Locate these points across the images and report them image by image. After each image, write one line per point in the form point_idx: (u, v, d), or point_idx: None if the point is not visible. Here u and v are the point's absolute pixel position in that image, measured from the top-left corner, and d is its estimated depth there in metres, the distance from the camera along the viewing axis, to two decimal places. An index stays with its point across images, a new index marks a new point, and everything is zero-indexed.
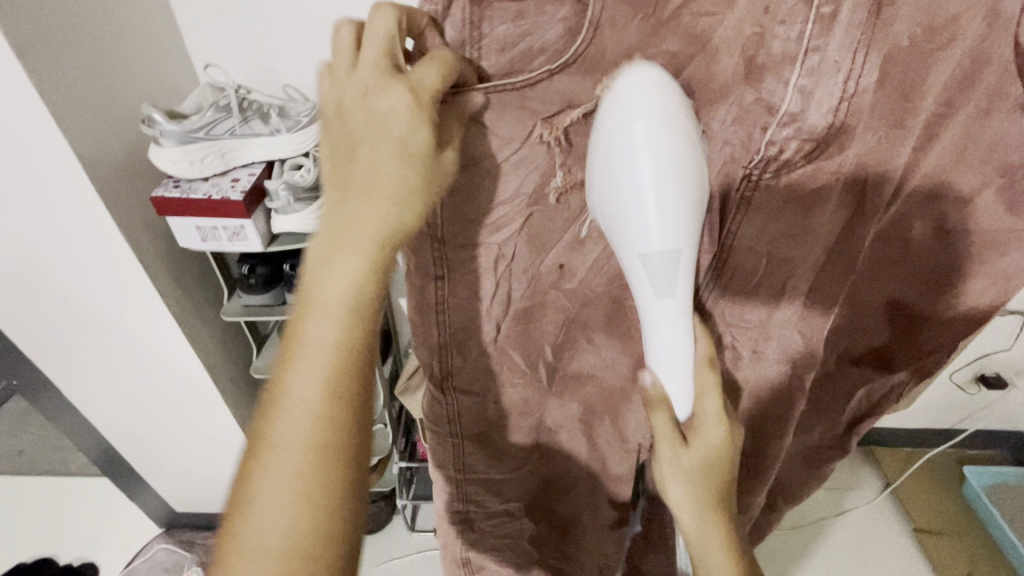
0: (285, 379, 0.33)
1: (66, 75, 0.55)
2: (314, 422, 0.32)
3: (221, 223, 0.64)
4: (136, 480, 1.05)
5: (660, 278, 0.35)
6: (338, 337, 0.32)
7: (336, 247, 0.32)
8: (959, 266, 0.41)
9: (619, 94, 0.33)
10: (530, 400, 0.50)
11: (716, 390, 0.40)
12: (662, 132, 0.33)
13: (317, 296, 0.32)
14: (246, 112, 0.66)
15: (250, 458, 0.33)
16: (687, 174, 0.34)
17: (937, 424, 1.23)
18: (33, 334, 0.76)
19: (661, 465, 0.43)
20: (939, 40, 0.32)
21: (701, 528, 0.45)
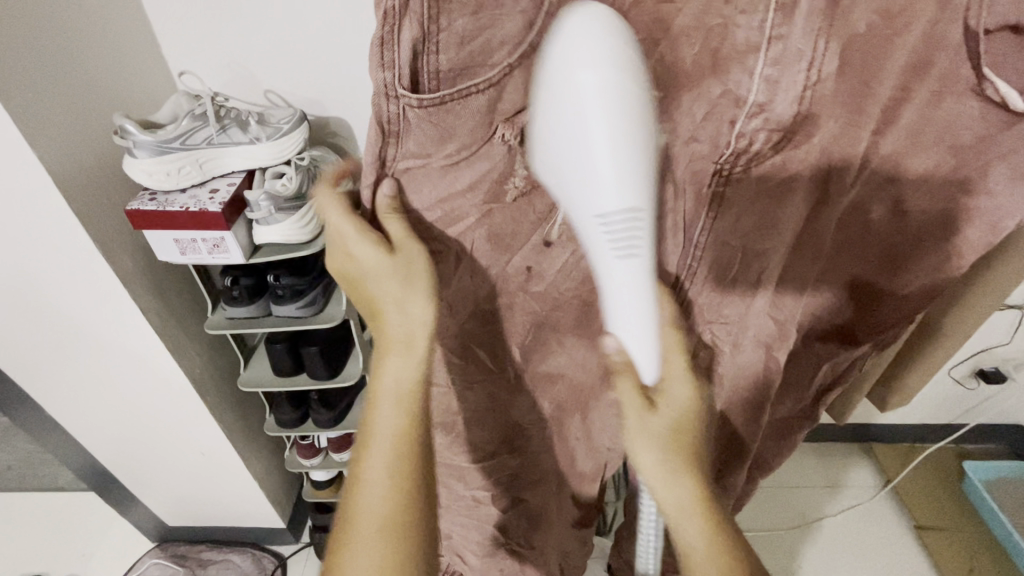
0: (363, 465, 0.41)
1: (35, 87, 0.54)
2: (389, 494, 0.40)
3: (200, 235, 0.63)
4: (126, 495, 1.03)
5: (619, 238, 0.34)
6: (398, 423, 0.41)
7: (383, 353, 0.42)
8: (915, 243, 0.43)
9: (569, 36, 0.31)
10: (497, 395, 0.53)
11: (682, 353, 0.42)
12: (616, 74, 0.30)
13: (377, 394, 0.42)
14: (223, 120, 0.64)
15: (340, 537, 0.40)
16: (642, 124, 0.32)
17: (936, 420, 1.22)
18: (14, 351, 0.75)
19: (632, 434, 0.43)
20: (896, 26, 0.33)
21: (682, 501, 0.43)
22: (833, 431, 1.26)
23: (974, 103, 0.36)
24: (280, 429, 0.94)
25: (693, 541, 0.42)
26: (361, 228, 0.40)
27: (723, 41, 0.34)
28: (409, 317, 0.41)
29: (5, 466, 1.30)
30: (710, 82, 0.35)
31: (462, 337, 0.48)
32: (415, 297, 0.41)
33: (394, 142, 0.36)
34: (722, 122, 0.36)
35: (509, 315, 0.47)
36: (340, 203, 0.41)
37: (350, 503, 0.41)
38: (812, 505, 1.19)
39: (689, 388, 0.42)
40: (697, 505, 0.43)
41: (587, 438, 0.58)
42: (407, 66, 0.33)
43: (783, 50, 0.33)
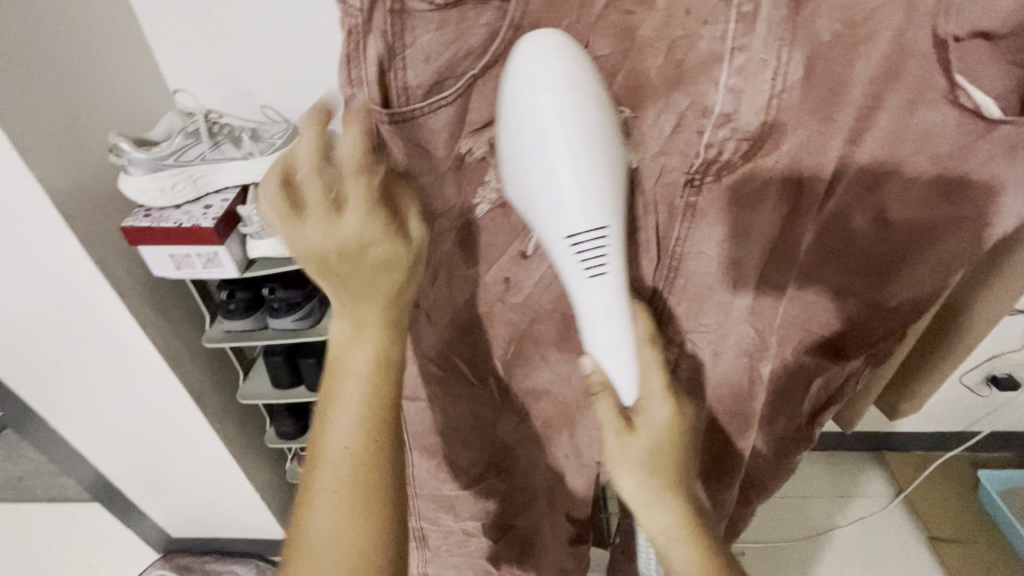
0: (325, 435, 0.38)
1: (33, 109, 0.55)
2: (355, 468, 0.38)
3: (195, 250, 0.64)
4: (130, 507, 1.04)
5: (589, 257, 0.36)
6: (363, 399, 0.37)
7: (358, 325, 0.37)
8: (899, 254, 0.42)
9: (521, 66, 0.33)
10: (480, 410, 0.54)
11: (658, 367, 0.43)
12: (571, 101, 0.33)
13: (348, 361, 0.38)
14: (216, 137, 0.66)
15: (304, 502, 0.39)
16: (601, 147, 0.34)
17: (949, 427, 1.19)
18: (19, 366, 0.76)
19: (614, 457, 0.46)
20: (859, 35, 0.34)
21: (667, 523, 0.46)
22: (842, 440, 1.24)
23: (949, 110, 0.36)
24: (279, 441, 0.94)
25: (677, 556, 0.46)
26: (370, 201, 0.34)
27: (688, 52, 0.35)
28: (383, 291, 0.37)
29: (16, 477, 1.31)
30: (678, 94, 0.36)
31: (443, 349, 0.48)
32: (393, 266, 0.36)
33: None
34: (691, 132, 0.37)
35: (490, 325, 0.47)
36: (361, 187, 0.34)
37: (314, 464, 0.39)
38: (822, 516, 1.17)
39: (667, 406, 0.44)
40: (682, 526, 0.46)
41: (578, 455, 0.58)
42: (371, 77, 0.33)
43: (747, 59, 0.34)
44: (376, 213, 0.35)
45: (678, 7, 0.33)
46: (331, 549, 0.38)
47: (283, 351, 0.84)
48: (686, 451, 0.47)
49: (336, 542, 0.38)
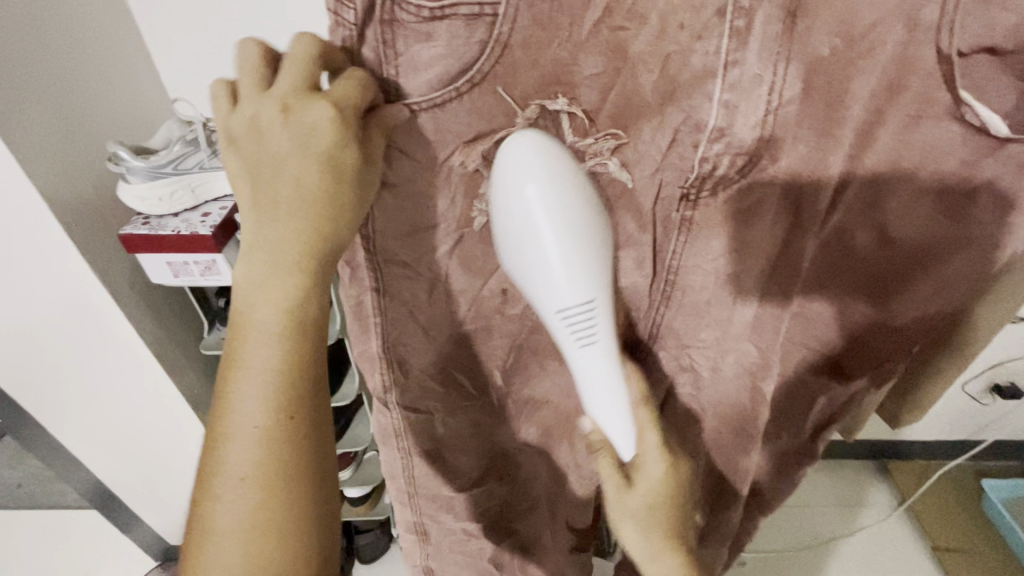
0: (234, 384, 0.35)
1: (34, 120, 0.55)
2: (264, 422, 0.35)
3: (193, 257, 0.63)
4: (128, 516, 1.03)
5: (580, 329, 0.37)
6: (274, 349, 0.35)
7: (275, 264, 0.34)
8: (902, 272, 0.43)
9: (508, 163, 0.35)
10: (480, 421, 0.54)
11: (654, 426, 0.44)
12: (555, 190, 0.34)
13: (258, 314, 0.35)
14: (214, 145, 0.65)
15: (209, 459, 0.36)
16: (586, 228, 0.35)
17: (953, 437, 1.18)
18: (16, 378, 0.75)
19: (614, 508, 0.48)
20: (858, 50, 0.34)
21: (663, 563, 0.49)
22: (845, 449, 1.23)
23: (955, 127, 0.36)
24: None
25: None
26: (341, 118, 0.32)
27: (682, 67, 0.35)
28: (315, 211, 0.33)
29: (15, 484, 1.31)
30: (671, 110, 0.36)
31: (440, 360, 0.47)
32: (325, 202, 0.34)
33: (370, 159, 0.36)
34: (685, 146, 0.37)
35: (486, 337, 0.47)
36: (326, 104, 0.32)
37: (218, 431, 0.36)
38: (826, 525, 1.15)
39: (663, 464, 0.45)
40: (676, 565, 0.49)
41: (578, 465, 0.58)
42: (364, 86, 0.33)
43: (741, 74, 0.34)
44: (347, 135, 0.33)
45: (671, 24, 0.34)
46: (237, 538, 0.35)
47: None
48: (682, 499, 0.49)
49: (240, 529, 0.35)
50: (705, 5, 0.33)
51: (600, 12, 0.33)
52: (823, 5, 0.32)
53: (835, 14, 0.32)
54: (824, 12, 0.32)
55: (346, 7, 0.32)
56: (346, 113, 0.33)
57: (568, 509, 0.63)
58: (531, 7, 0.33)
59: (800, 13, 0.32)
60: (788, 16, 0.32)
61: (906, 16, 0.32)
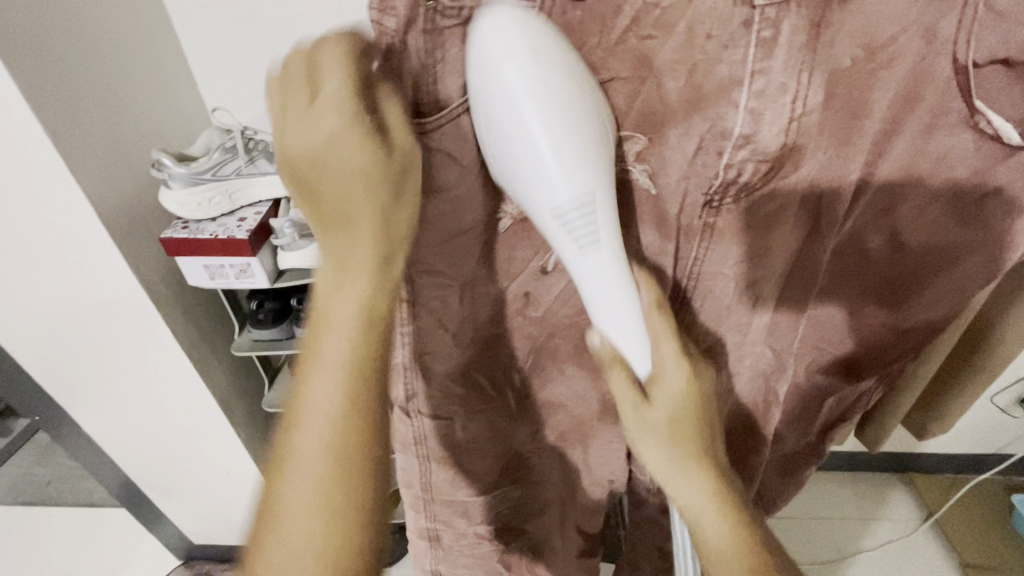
0: (304, 393, 0.34)
1: (84, 128, 0.58)
2: (337, 431, 0.34)
3: (229, 261, 0.66)
4: (154, 513, 1.05)
5: (580, 230, 0.35)
6: (349, 353, 0.34)
7: (346, 267, 0.34)
8: (913, 277, 0.44)
9: (483, 46, 0.31)
10: (499, 423, 0.55)
11: (670, 334, 0.41)
12: (538, 71, 0.31)
13: (331, 319, 0.34)
14: (252, 152, 0.68)
15: (274, 474, 0.35)
16: (575, 110, 0.33)
17: (979, 449, 1.16)
18: (55, 377, 0.78)
19: (634, 430, 0.43)
20: (879, 60, 0.34)
21: (697, 496, 0.43)
22: (868, 459, 1.21)
23: (968, 135, 0.37)
24: None
25: (713, 531, 0.43)
26: (355, 108, 0.31)
27: (708, 76, 0.35)
28: (379, 215, 0.34)
29: (44, 481, 1.35)
30: (697, 118, 0.36)
31: (465, 364, 0.49)
32: (388, 206, 0.34)
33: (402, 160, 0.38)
34: (710, 154, 0.37)
35: (509, 339, 0.49)
36: (335, 92, 0.31)
37: (283, 446, 0.35)
38: (847, 537, 1.13)
39: (685, 370, 0.41)
40: (710, 497, 0.43)
41: (590, 472, 0.59)
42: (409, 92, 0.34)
43: (767, 83, 0.34)
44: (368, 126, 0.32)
45: (699, 32, 0.34)
46: (306, 552, 0.34)
47: None
48: (709, 415, 0.44)
49: (313, 542, 0.34)
50: (733, 15, 0.33)
51: (630, 21, 0.33)
52: (848, 18, 0.33)
53: (858, 24, 0.33)
54: (848, 23, 0.33)
55: (387, 15, 0.32)
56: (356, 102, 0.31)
57: (586, 511, 0.63)
58: (563, 14, 0.33)
59: (824, 24, 0.33)
60: (813, 27, 0.33)
61: (923, 28, 0.33)
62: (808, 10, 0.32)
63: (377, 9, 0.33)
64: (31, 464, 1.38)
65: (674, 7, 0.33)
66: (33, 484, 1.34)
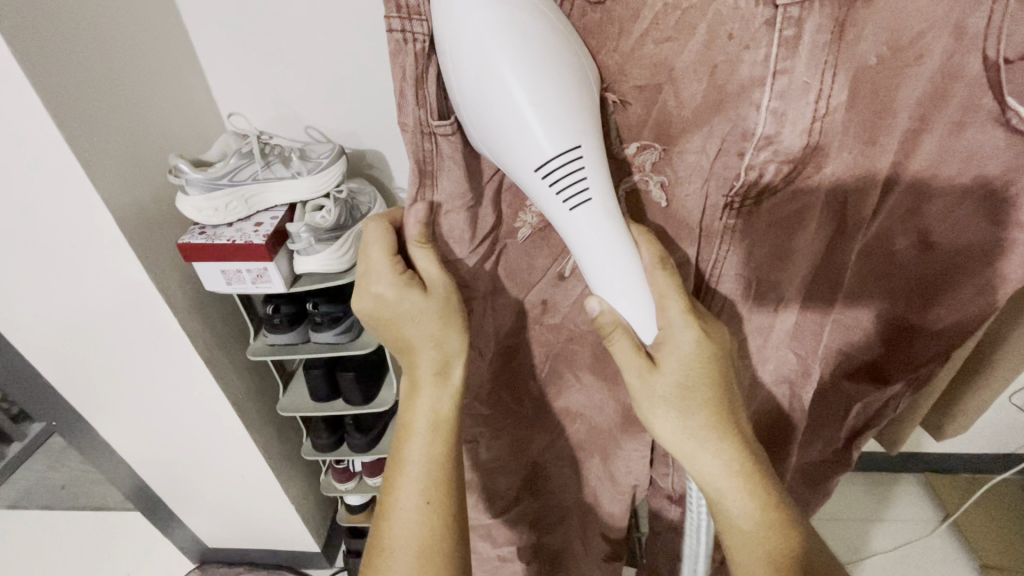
0: (396, 491, 0.44)
1: (101, 135, 0.59)
2: (424, 520, 0.43)
3: (245, 266, 0.67)
4: (169, 517, 1.06)
5: (565, 184, 0.34)
6: (429, 454, 0.44)
7: (416, 385, 0.44)
8: (943, 278, 0.44)
9: (445, 4, 0.31)
10: (517, 426, 0.56)
11: (677, 291, 0.39)
12: (507, 19, 0.30)
13: (411, 423, 0.44)
14: (267, 157, 0.68)
15: (374, 558, 0.44)
16: (551, 57, 0.31)
17: (997, 449, 1.15)
18: (73, 380, 0.79)
19: (641, 399, 0.41)
20: (904, 58, 0.34)
21: (718, 469, 0.42)
22: (884, 461, 1.19)
23: (999, 132, 0.36)
24: (316, 454, 0.94)
25: (733, 505, 0.42)
26: (414, 281, 0.41)
27: (730, 77, 0.35)
28: (441, 347, 0.43)
29: (58, 485, 1.36)
30: (718, 120, 0.36)
31: (490, 377, 0.51)
32: (448, 338, 0.43)
33: (429, 184, 0.37)
34: (731, 154, 0.38)
35: (528, 346, 0.50)
36: (394, 271, 0.41)
37: (383, 535, 0.44)
38: (863, 537, 1.12)
39: (693, 329, 0.39)
40: (733, 472, 0.41)
41: (612, 480, 0.58)
42: (435, 101, 0.34)
43: (789, 83, 0.34)
44: (423, 289, 0.41)
45: (721, 33, 0.33)
46: None
47: (322, 363, 0.84)
48: (725, 376, 0.42)
49: None
50: (755, 15, 0.32)
51: (648, 23, 0.33)
52: (873, 14, 0.32)
53: (883, 22, 0.33)
54: (873, 21, 0.32)
55: (415, 20, 0.32)
56: (414, 276, 0.41)
57: (603, 517, 0.63)
58: (582, 16, 0.33)
59: (848, 23, 0.32)
60: (837, 26, 0.32)
61: (951, 25, 0.33)
62: (833, 9, 0.31)
63: (397, 16, 0.32)
64: (46, 470, 1.39)
65: (694, 8, 0.33)
66: (48, 489, 1.35)
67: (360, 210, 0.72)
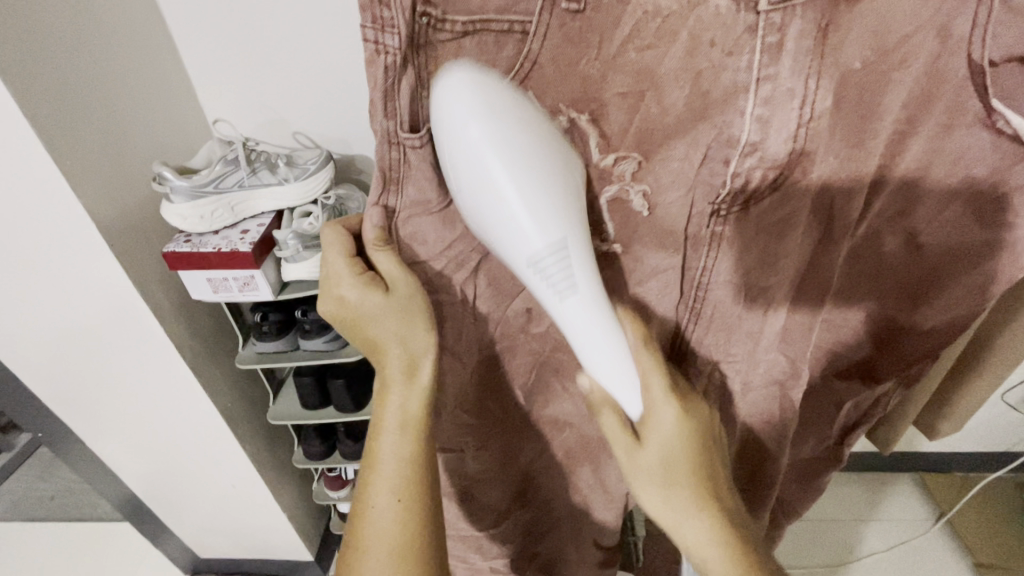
0: (369, 490, 0.43)
1: (84, 144, 0.58)
2: (395, 518, 0.43)
3: (232, 274, 0.66)
4: (158, 528, 1.04)
5: (556, 275, 0.34)
6: (399, 452, 0.43)
7: (386, 383, 0.43)
8: (933, 280, 0.44)
9: (443, 108, 0.31)
10: (504, 440, 0.55)
11: (659, 371, 0.40)
12: (500, 128, 0.30)
13: (381, 422, 0.44)
14: (253, 164, 0.67)
15: (347, 558, 0.43)
16: (542, 164, 0.32)
17: (990, 448, 1.15)
18: (59, 391, 0.77)
19: (628, 473, 0.42)
20: (890, 62, 0.34)
21: (702, 543, 0.41)
22: (878, 461, 1.20)
23: (985, 134, 0.36)
24: (306, 462, 0.93)
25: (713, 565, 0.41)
26: (372, 281, 0.42)
27: (714, 83, 0.35)
28: (407, 344, 0.42)
29: (48, 496, 1.35)
30: (704, 126, 0.36)
31: (475, 389, 0.50)
32: (412, 334, 0.42)
33: (394, 189, 0.38)
34: (717, 161, 0.37)
35: (512, 354, 0.49)
36: (352, 272, 0.43)
37: (359, 537, 0.43)
38: (859, 539, 1.12)
39: (673, 406, 0.40)
40: (718, 547, 0.41)
41: (603, 487, 0.59)
42: (405, 112, 0.34)
43: (773, 89, 0.34)
44: (381, 288, 0.42)
45: (703, 40, 0.33)
46: None
47: (312, 371, 0.84)
48: (710, 455, 0.43)
49: None
50: (737, 21, 0.32)
51: (629, 30, 0.33)
52: (857, 19, 0.32)
53: (867, 27, 0.32)
54: (856, 26, 0.32)
55: (387, 33, 0.32)
56: (372, 277, 0.42)
57: (596, 524, 0.62)
58: (562, 27, 0.33)
59: (832, 27, 0.32)
60: (819, 31, 0.32)
61: (934, 29, 0.33)
62: (814, 13, 0.31)
63: (374, 28, 0.32)
64: (35, 481, 1.38)
65: (675, 16, 0.33)
66: (37, 499, 1.34)
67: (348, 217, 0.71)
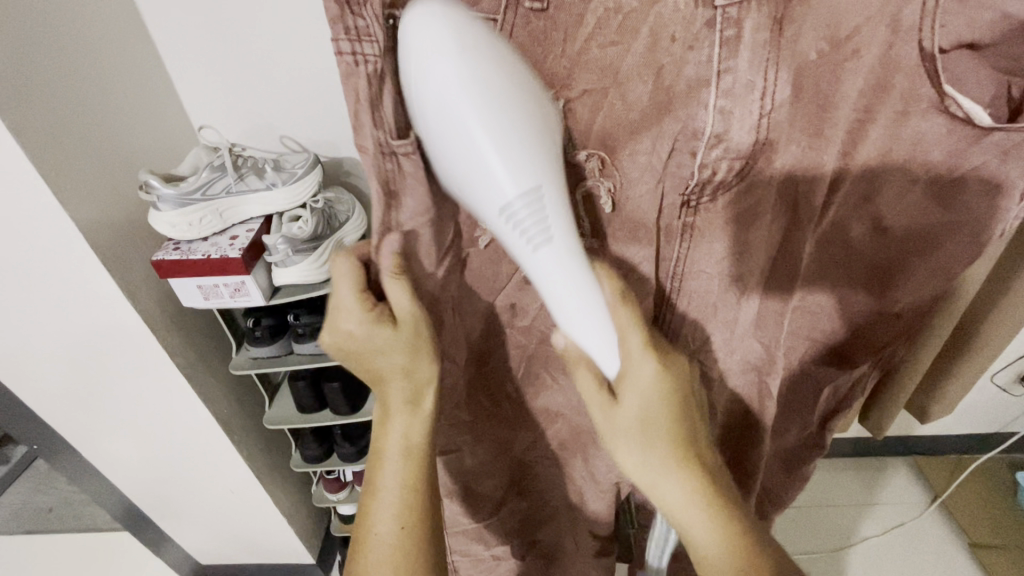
0: (371, 519, 0.45)
1: (69, 155, 0.58)
2: (397, 546, 0.45)
3: (222, 281, 0.66)
4: (159, 537, 1.05)
5: (530, 227, 0.33)
6: (401, 481, 0.45)
7: (388, 413, 0.45)
8: (897, 265, 0.45)
9: (409, 41, 0.30)
10: (496, 435, 0.57)
11: (638, 327, 0.39)
12: (468, 64, 0.29)
13: (383, 452, 0.45)
14: (241, 169, 0.68)
15: None
16: (513, 112, 0.31)
17: (981, 428, 1.17)
18: (52, 403, 0.77)
19: (606, 431, 0.43)
20: (844, 52, 0.35)
21: (681, 498, 0.42)
22: (871, 446, 1.21)
23: (940, 120, 0.37)
24: (304, 466, 0.93)
25: (697, 528, 0.42)
26: (381, 317, 0.41)
27: (676, 77, 0.35)
28: (411, 376, 0.43)
29: (46, 508, 1.35)
30: (668, 120, 0.37)
31: (470, 386, 0.51)
32: (415, 367, 0.43)
33: (394, 204, 0.36)
34: (684, 154, 0.38)
35: (501, 348, 0.50)
36: (362, 308, 0.41)
37: (359, 562, 0.45)
38: (859, 522, 1.13)
39: (651, 361, 0.40)
40: (696, 501, 0.42)
41: (594, 477, 0.60)
42: (393, 119, 0.34)
43: (733, 81, 0.34)
44: (391, 324, 0.41)
45: (664, 37, 0.34)
46: None
47: (308, 374, 0.84)
48: (686, 411, 0.43)
49: None
50: (696, 16, 0.33)
51: (592, 28, 0.34)
52: (807, 12, 0.33)
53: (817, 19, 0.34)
54: (806, 19, 0.34)
55: (365, 42, 0.32)
56: (383, 313, 0.41)
57: (590, 514, 0.63)
58: (527, 25, 0.33)
59: (786, 20, 0.33)
60: (775, 24, 0.33)
61: (886, 18, 0.33)
62: (769, 7, 0.32)
63: (348, 38, 0.32)
64: (35, 494, 1.38)
65: (636, 12, 0.33)
66: (35, 511, 1.34)
67: (338, 219, 0.72)
